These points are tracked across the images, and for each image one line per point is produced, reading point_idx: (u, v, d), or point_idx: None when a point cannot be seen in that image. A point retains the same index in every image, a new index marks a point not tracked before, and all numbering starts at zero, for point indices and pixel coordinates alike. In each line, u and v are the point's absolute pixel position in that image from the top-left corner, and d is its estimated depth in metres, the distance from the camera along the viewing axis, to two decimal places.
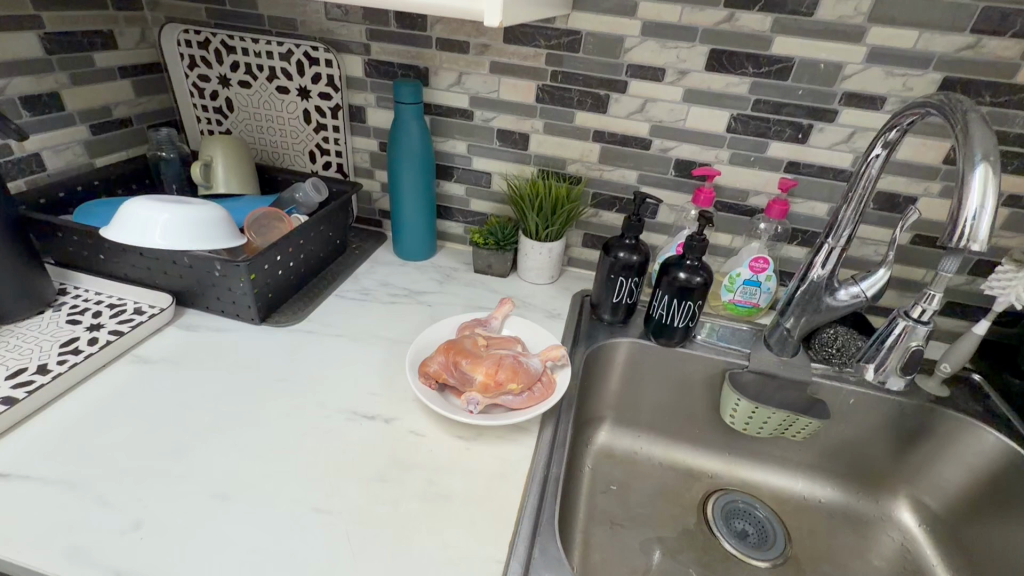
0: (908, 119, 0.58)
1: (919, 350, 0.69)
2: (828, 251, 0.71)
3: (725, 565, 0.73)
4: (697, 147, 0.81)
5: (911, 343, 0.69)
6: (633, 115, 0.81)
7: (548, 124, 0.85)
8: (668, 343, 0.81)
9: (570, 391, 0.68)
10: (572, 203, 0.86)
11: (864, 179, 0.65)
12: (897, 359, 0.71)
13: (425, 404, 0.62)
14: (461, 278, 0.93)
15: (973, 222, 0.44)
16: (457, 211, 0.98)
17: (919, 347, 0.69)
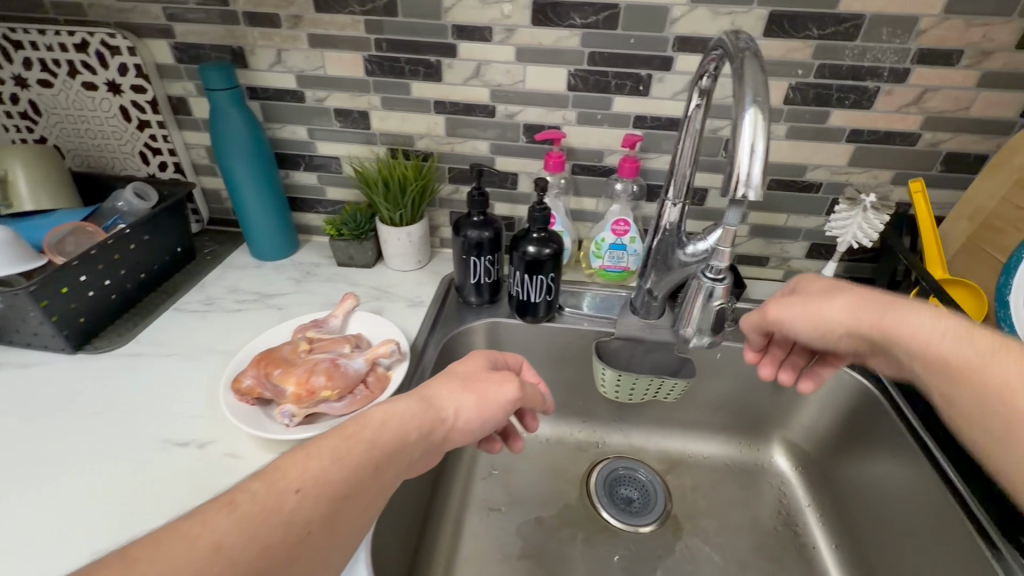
0: (712, 64, 0.55)
1: (720, 310, 0.55)
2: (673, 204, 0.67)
3: (603, 536, 0.73)
4: (542, 109, 0.76)
5: (712, 303, 0.55)
6: (469, 81, 0.75)
7: (385, 98, 0.78)
8: (534, 321, 0.78)
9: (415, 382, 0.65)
10: (421, 180, 0.80)
11: (689, 129, 0.62)
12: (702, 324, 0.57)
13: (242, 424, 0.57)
14: (323, 273, 0.87)
15: (745, 171, 0.41)
16: (313, 202, 0.91)
17: (721, 307, 0.55)
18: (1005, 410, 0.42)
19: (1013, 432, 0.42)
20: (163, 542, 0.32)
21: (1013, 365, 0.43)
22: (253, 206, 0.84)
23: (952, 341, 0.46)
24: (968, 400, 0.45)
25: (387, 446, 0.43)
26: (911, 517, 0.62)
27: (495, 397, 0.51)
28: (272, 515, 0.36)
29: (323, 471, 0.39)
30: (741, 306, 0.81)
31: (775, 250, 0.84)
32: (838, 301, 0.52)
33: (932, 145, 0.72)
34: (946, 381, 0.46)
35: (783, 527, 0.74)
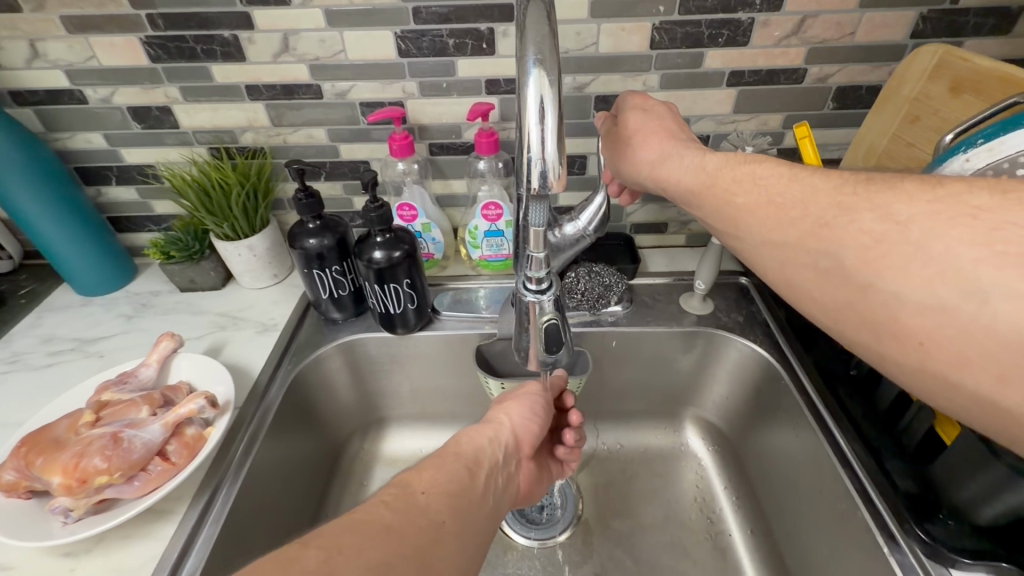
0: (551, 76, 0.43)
1: (551, 326, 0.45)
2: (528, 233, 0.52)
3: (505, 558, 0.66)
4: (375, 83, 0.64)
5: (541, 317, 0.45)
6: (279, 56, 0.62)
7: (185, 88, 0.64)
8: (407, 331, 0.68)
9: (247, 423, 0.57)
10: (248, 181, 0.67)
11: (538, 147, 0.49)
12: (534, 343, 0.47)
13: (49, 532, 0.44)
14: (161, 304, 0.74)
15: (537, 157, 0.32)
16: (140, 219, 0.77)
17: (552, 321, 0.45)
18: (737, 213, 0.41)
19: (747, 231, 0.40)
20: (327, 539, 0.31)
21: (754, 182, 0.41)
22: (62, 245, 0.69)
23: (717, 164, 0.44)
24: (708, 216, 0.44)
25: (472, 454, 0.43)
26: (810, 494, 0.56)
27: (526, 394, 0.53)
28: (413, 509, 0.35)
29: (434, 477, 0.38)
30: (637, 282, 0.73)
31: (672, 215, 0.76)
32: (645, 140, 0.49)
33: (820, 80, 0.63)
34: (690, 204, 0.45)
35: (698, 514, 0.68)
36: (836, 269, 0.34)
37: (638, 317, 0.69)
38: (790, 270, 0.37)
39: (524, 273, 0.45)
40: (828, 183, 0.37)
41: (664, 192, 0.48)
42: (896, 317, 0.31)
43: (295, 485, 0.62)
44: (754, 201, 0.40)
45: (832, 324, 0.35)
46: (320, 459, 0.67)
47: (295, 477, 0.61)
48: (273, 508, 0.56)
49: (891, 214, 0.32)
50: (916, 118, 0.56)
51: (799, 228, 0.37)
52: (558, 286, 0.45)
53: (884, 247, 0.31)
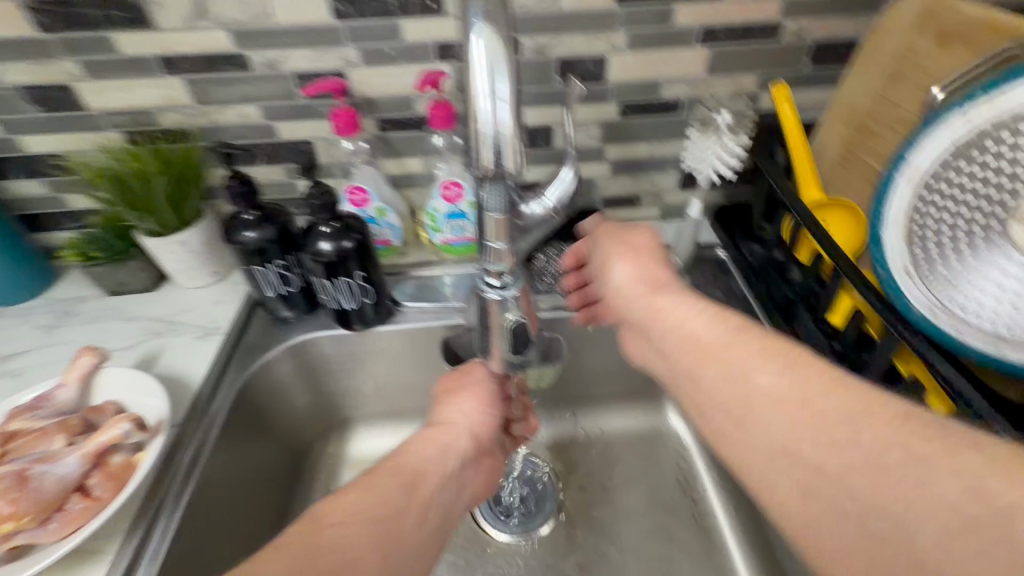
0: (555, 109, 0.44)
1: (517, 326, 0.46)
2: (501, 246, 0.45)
3: (486, 559, 0.62)
4: (309, 51, 0.56)
5: (505, 318, 0.46)
6: (194, 22, 0.53)
7: (86, 63, 0.55)
8: (366, 326, 0.63)
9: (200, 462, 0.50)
10: (172, 169, 0.59)
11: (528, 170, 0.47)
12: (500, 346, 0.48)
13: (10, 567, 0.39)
14: (86, 311, 0.66)
15: (486, 131, 0.27)
16: (54, 216, 0.68)
17: (517, 322, 0.46)
18: (743, 409, 0.36)
19: (705, 411, 0.39)
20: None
21: (743, 362, 0.37)
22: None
23: (709, 336, 0.39)
24: (713, 385, 0.38)
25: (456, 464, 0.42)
26: None
27: (485, 384, 0.48)
28: (396, 516, 0.36)
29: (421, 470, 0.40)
30: None
31: (645, 187, 0.71)
32: (634, 258, 0.47)
33: (796, 36, 0.59)
34: (692, 361, 0.40)
35: (682, 498, 0.66)
36: (790, 452, 0.33)
37: None
38: (724, 357, 0.38)
39: (483, 268, 0.45)
40: (807, 362, 0.35)
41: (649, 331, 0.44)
42: (912, 541, 0.27)
43: (252, 502, 0.56)
44: (726, 374, 0.37)
45: (772, 454, 0.34)
46: (280, 470, 0.62)
47: (250, 494, 0.56)
48: (225, 532, 0.51)
49: (912, 453, 0.29)
50: (900, 74, 0.52)
51: (774, 438, 0.34)
52: (521, 280, 0.46)
53: (882, 471, 0.29)
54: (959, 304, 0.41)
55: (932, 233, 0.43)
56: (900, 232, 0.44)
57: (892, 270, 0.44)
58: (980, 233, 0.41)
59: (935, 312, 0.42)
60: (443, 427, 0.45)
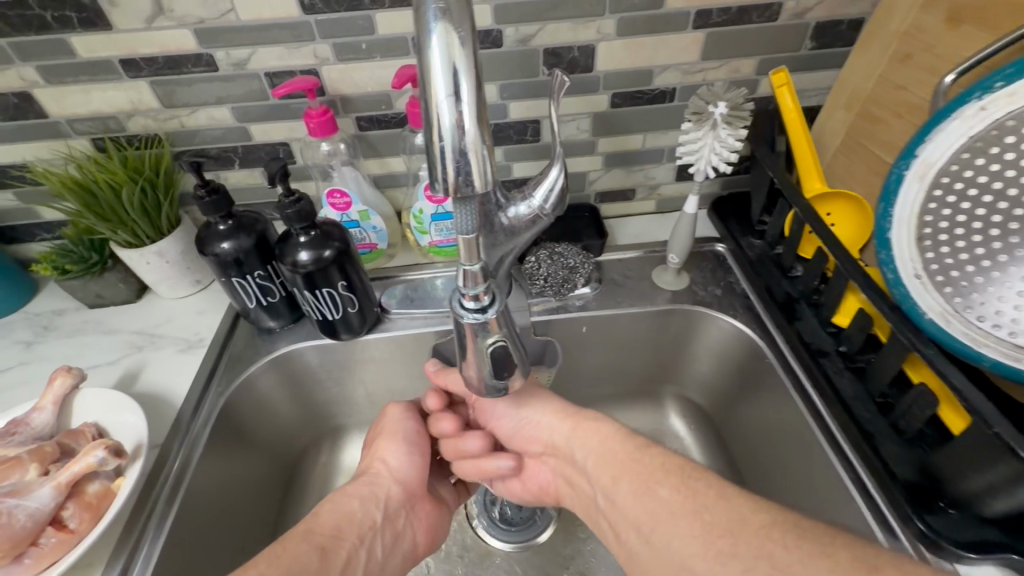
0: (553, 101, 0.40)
1: (499, 348, 0.40)
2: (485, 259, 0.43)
3: (483, 566, 0.62)
4: (279, 48, 0.53)
5: (485, 342, 0.40)
6: (155, 21, 0.50)
7: (44, 68, 0.52)
8: (353, 336, 0.60)
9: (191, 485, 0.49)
10: (141, 178, 0.56)
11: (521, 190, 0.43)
12: (481, 371, 0.42)
13: None
14: (66, 325, 0.64)
15: (449, 145, 0.24)
16: (28, 228, 0.66)
17: (498, 345, 0.40)
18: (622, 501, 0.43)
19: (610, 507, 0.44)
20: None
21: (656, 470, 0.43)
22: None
23: (614, 459, 0.46)
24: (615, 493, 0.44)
25: (362, 517, 0.47)
26: (802, 480, 0.52)
27: (409, 426, 0.55)
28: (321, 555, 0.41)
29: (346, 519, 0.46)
30: (606, 258, 0.67)
31: (639, 179, 0.69)
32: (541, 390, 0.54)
33: (797, 16, 0.55)
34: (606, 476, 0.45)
35: None
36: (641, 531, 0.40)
37: (609, 298, 0.63)
38: (629, 476, 0.43)
39: (456, 288, 0.39)
40: (673, 460, 0.43)
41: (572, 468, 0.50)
42: None
43: (242, 519, 0.55)
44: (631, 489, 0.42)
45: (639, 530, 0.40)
46: (271, 483, 0.61)
47: (239, 512, 0.55)
48: (214, 552, 0.50)
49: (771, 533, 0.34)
50: (907, 56, 0.49)
51: (637, 510, 0.41)
52: (501, 299, 0.40)
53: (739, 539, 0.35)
54: (975, 310, 0.39)
55: (945, 234, 0.40)
56: (909, 233, 0.41)
57: (901, 274, 0.42)
58: (996, 235, 0.38)
59: (948, 318, 0.40)
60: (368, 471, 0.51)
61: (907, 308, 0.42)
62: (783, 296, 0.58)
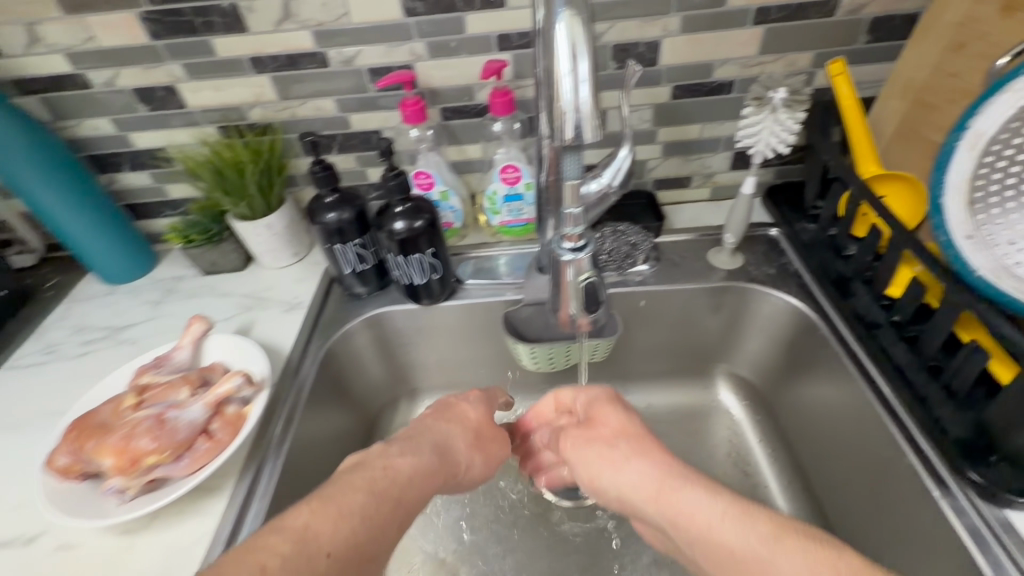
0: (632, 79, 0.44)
1: (588, 285, 0.52)
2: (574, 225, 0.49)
3: None
4: (381, 47, 0.61)
5: (579, 278, 0.52)
6: (282, 24, 0.59)
7: (188, 65, 0.62)
8: (432, 302, 0.68)
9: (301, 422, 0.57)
10: (260, 160, 0.65)
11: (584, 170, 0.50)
12: (575, 305, 0.54)
13: (163, 495, 0.46)
14: (185, 289, 0.74)
15: (572, 106, 0.30)
16: (156, 205, 0.76)
17: (589, 281, 0.52)
18: None
19: None
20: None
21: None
22: (62, 214, 0.67)
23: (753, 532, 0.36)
24: None
25: (404, 474, 0.42)
26: (855, 446, 0.55)
27: (470, 415, 0.53)
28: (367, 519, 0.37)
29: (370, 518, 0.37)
30: (663, 240, 0.72)
31: (695, 168, 0.73)
32: (612, 443, 0.48)
33: (853, 12, 0.59)
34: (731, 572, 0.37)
35: (732, 469, 0.67)
36: None
37: (666, 275, 0.68)
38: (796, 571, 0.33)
39: (560, 233, 0.51)
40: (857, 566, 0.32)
41: (681, 530, 0.40)
42: None
43: (334, 459, 0.63)
44: None
45: None
46: (355, 433, 0.68)
47: (335, 454, 0.63)
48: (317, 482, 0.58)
49: None
50: (962, 45, 0.52)
51: None
52: (592, 243, 0.52)
53: None
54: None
55: (995, 197, 0.43)
56: (960, 199, 0.45)
57: (953, 236, 0.45)
58: None
59: (997, 274, 0.43)
60: (415, 438, 0.47)
61: (959, 268, 0.45)
62: (836, 274, 0.61)
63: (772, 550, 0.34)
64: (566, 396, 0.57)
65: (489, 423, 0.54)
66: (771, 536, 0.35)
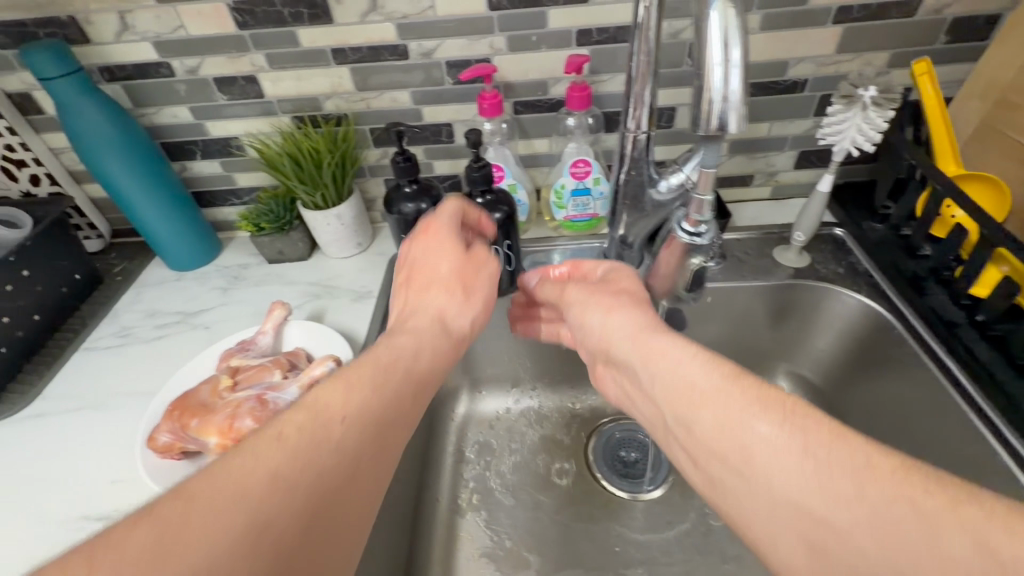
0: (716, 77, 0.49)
1: (702, 268, 0.56)
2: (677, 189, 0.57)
3: (607, 511, 0.68)
4: (462, 40, 0.62)
5: (694, 261, 0.56)
6: (367, 16, 0.60)
7: (271, 55, 0.63)
8: (500, 294, 0.69)
9: None
10: (336, 150, 0.66)
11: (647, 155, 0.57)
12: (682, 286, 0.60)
13: None
14: (252, 276, 0.75)
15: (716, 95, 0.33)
16: (224, 193, 0.77)
17: (702, 265, 0.57)
18: (774, 478, 0.30)
19: (758, 471, 0.31)
20: (188, 496, 0.28)
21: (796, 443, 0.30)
22: (137, 197, 0.68)
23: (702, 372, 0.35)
24: (724, 445, 0.32)
25: (393, 360, 0.41)
26: (933, 445, 0.55)
27: (444, 270, 0.50)
28: (351, 398, 0.37)
29: (365, 400, 0.38)
30: (727, 237, 0.72)
31: (759, 166, 0.74)
32: (608, 298, 0.45)
33: (934, 12, 0.59)
34: (686, 406, 0.35)
35: None
36: (803, 510, 0.28)
37: (733, 272, 0.69)
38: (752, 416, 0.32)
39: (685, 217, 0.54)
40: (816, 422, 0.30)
41: (646, 373, 0.38)
42: None
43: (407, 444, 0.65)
44: (746, 452, 0.31)
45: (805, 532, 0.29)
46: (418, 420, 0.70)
47: None
48: None
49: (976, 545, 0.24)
50: None
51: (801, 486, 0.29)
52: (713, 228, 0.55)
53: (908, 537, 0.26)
54: None
55: None
56: None
57: None
58: None
59: None
60: (413, 311, 0.49)
61: None
62: (908, 274, 0.62)
63: (724, 390, 0.33)
64: (584, 267, 0.53)
65: (467, 261, 0.51)
66: (726, 382, 0.34)
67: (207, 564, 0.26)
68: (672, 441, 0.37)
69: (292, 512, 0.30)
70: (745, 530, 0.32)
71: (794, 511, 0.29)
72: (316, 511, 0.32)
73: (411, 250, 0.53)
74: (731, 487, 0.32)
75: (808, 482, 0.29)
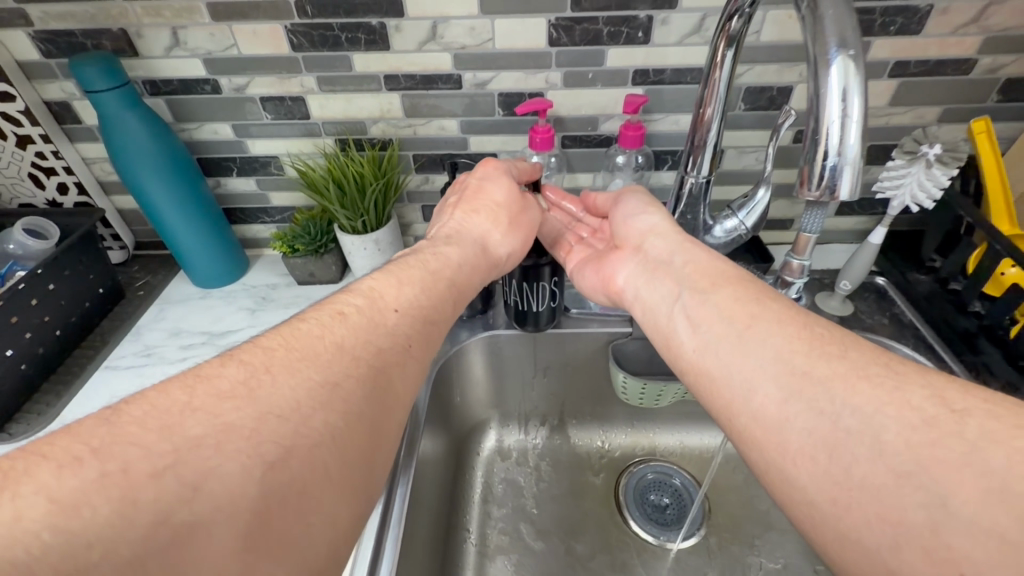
0: (786, 121, 0.49)
1: None
2: (734, 233, 0.56)
3: (638, 559, 0.66)
4: (519, 73, 0.61)
5: None
6: (425, 45, 0.59)
7: (322, 77, 0.62)
8: (538, 329, 0.67)
9: (416, 447, 0.58)
10: (382, 177, 0.65)
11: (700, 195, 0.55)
12: None
13: None
14: (281, 297, 0.73)
15: (835, 159, 0.34)
16: (256, 211, 0.76)
17: None
18: (769, 347, 0.36)
19: (753, 336, 0.38)
20: (268, 354, 0.32)
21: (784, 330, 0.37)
22: (167, 210, 0.66)
23: (726, 294, 0.42)
24: (728, 344, 0.38)
25: (441, 266, 0.47)
26: None
27: (499, 198, 0.55)
28: (403, 296, 0.41)
29: (418, 299, 0.42)
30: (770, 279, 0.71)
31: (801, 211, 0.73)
32: (647, 215, 0.53)
33: (989, 71, 0.60)
34: (699, 292, 0.43)
35: None
36: (800, 373, 0.34)
37: None
38: (761, 318, 0.39)
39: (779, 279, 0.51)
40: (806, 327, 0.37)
41: (667, 273, 0.47)
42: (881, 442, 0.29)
43: (436, 482, 0.63)
44: (749, 341, 0.37)
45: (797, 393, 0.33)
46: (449, 457, 0.68)
47: (435, 479, 0.63)
48: (424, 506, 0.58)
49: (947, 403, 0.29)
50: None
51: (798, 365, 0.34)
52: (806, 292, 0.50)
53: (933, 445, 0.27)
54: None
55: None
56: None
57: None
58: None
59: None
60: (460, 232, 0.53)
61: None
62: (959, 330, 0.61)
63: (730, 296, 0.41)
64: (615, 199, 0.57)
65: (518, 202, 0.56)
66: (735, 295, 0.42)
67: (294, 404, 0.29)
68: (670, 316, 0.45)
69: (358, 380, 0.33)
70: (721, 390, 0.38)
71: (780, 365, 0.35)
72: (379, 384, 0.34)
73: (473, 174, 0.57)
74: (718, 367, 0.38)
75: (802, 346, 0.35)
